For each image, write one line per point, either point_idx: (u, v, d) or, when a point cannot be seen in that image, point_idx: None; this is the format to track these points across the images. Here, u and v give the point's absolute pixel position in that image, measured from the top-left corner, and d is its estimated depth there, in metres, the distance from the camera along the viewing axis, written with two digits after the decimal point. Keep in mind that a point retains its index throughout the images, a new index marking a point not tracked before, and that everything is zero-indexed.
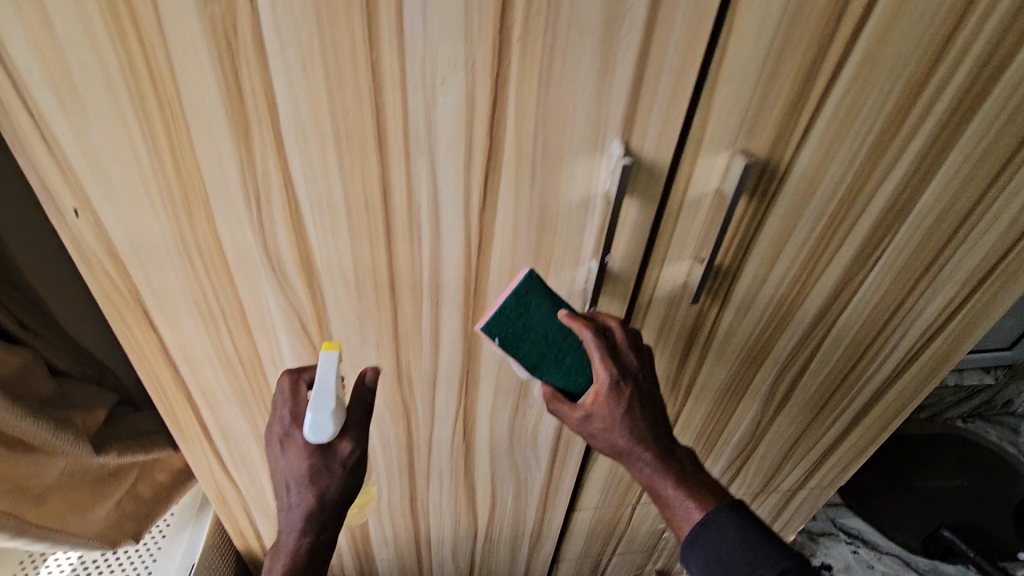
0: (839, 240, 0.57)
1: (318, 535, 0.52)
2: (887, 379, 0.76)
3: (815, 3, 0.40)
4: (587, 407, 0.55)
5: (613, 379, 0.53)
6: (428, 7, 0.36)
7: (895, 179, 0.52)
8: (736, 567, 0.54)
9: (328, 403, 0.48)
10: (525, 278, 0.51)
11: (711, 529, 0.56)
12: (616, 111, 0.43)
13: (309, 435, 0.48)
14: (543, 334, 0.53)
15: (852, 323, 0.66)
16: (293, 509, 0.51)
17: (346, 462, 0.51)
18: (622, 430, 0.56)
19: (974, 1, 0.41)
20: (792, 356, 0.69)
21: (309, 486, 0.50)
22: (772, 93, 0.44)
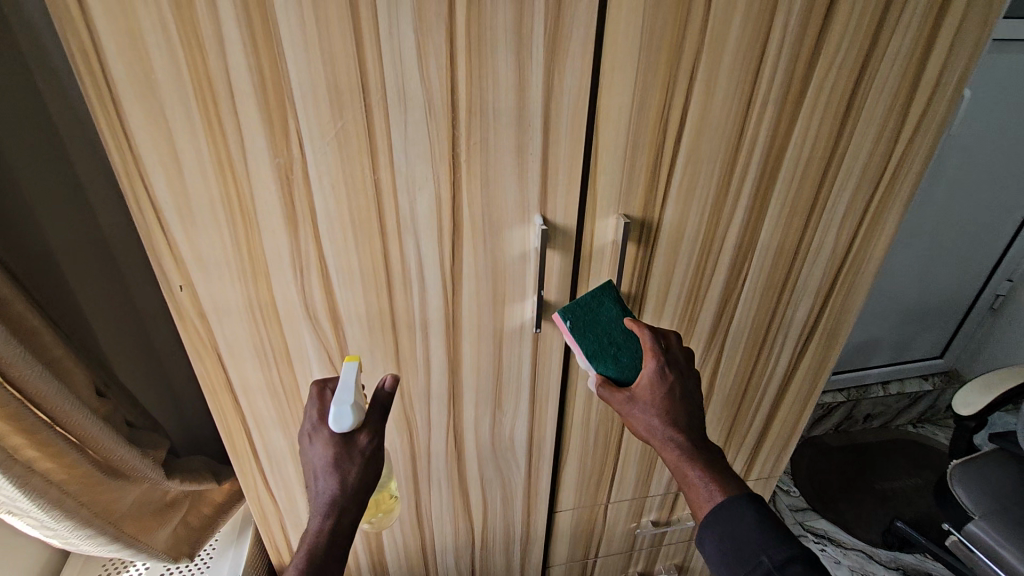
0: (712, 270, 0.79)
1: (340, 517, 0.65)
2: (787, 375, 0.97)
3: (647, 127, 0.65)
4: (632, 391, 0.73)
5: (657, 367, 0.73)
6: (408, 149, 0.60)
7: (737, 225, 0.76)
8: (749, 545, 0.67)
9: (349, 398, 0.66)
10: (601, 285, 0.74)
11: (727, 513, 0.68)
12: (533, 195, 0.66)
13: (332, 425, 0.66)
14: (606, 329, 0.74)
15: (741, 329, 0.87)
16: (320, 493, 0.65)
17: (363, 450, 0.68)
18: (655, 413, 0.72)
19: (748, 116, 0.66)
20: (704, 360, 0.90)
21: (334, 470, 0.65)
22: (634, 178, 0.68)
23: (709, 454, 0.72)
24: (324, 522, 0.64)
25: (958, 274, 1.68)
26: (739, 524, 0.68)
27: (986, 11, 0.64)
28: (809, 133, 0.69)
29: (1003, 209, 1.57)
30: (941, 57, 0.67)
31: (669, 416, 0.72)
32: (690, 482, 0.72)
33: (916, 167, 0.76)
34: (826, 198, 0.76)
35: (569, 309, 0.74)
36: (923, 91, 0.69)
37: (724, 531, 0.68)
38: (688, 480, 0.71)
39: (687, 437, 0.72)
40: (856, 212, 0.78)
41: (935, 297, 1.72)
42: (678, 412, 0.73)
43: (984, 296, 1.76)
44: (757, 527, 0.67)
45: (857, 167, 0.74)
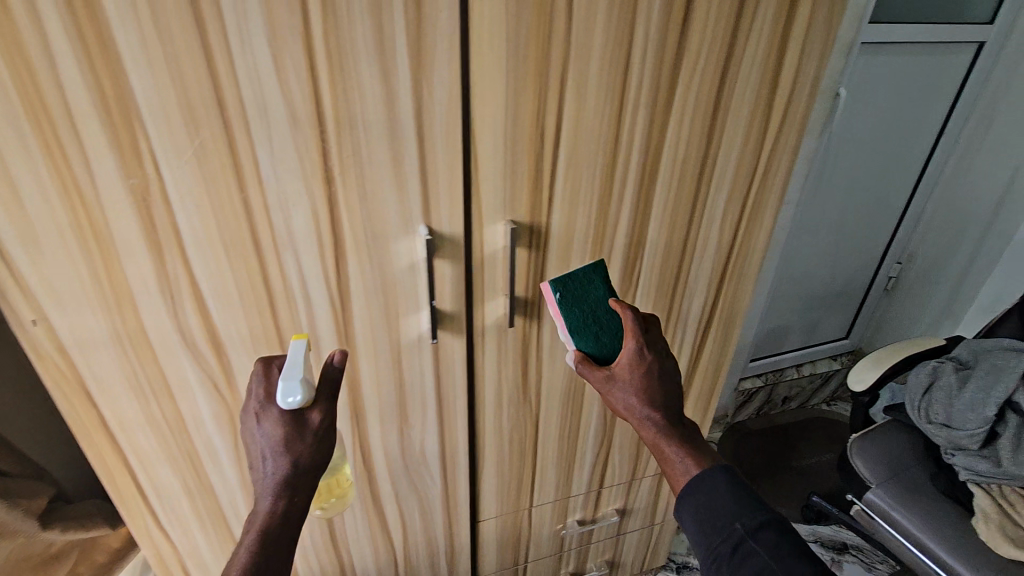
0: (605, 270, 0.81)
1: (291, 499, 0.65)
2: (690, 367, 1.00)
3: (523, 134, 0.66)
4: (612, 370, 0.77)
5: (636, 347, 0.76)
6: (275, 164, 0.59)
7: (624, 226, 0.78)
8: (723, 514, 0.78)
9: (297, 375, 0.64)
10: (591, 263, 0.78)
11: (704, 487, 0.80)
12: (415, 206, 0.66)
13: (279, 400, 0.63)
14: (592, 308, 0.78)
15: None
16: (269, 474, 0.64)
17: (314, 429, 0.66)
18: (632, 392, 0.76)
19: (621, 120, 0.69)
20: None
21: (283, 451, 0.64)
22: (517, 184, 0.69)
23: (681, 430, 0.77)
24: (276, 504, 0.64)
25: (853, 260, 1.81)
26: (716, 496, 0.79)
27: (828, 21, 0.70)
28: (681, 136, 0.73)
29: (886, 199, 1.71)
30: (794, 60, 0.72)
31: (644, 393, 0.76)
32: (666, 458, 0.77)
33: (784, 163, 0.81)
34: (705, 196, 0.80)
35: (559, 280, 0.77)
36: (782, 93, 0.74)
37: (700, 504, 0.80)
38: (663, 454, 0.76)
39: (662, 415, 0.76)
40: (734, 208, 0.83)
41: (835, 282, 1.84)
42: (653, 390, 0.76)
43: (878, 279, 1.91)
44: (731, 498, 0.79)
45: (731, 165, 0.78)
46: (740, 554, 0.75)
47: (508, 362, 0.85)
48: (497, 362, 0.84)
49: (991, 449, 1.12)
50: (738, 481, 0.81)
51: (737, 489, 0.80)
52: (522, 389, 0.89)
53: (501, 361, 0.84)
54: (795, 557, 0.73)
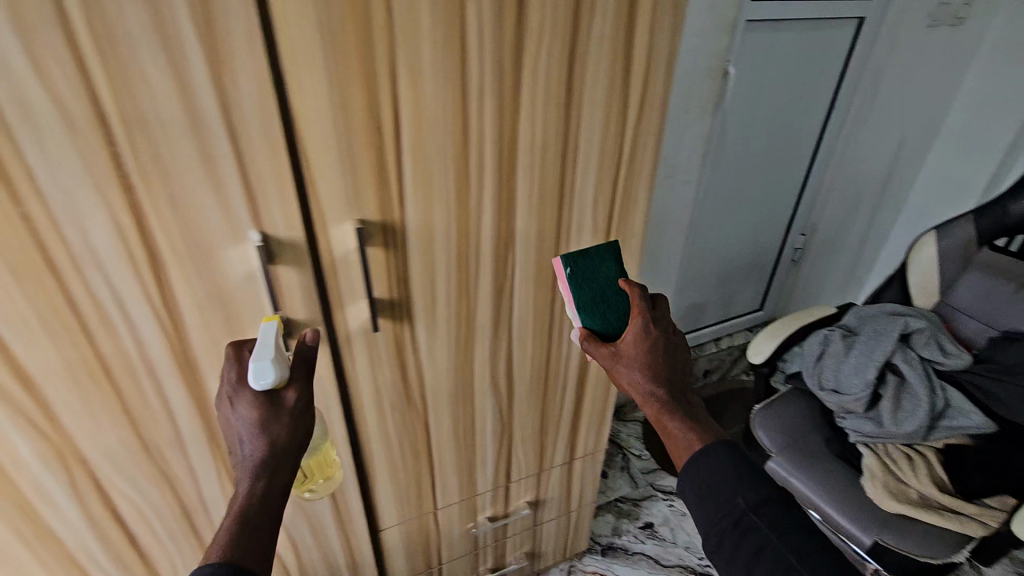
0: (475, 264, 0.78)
1: (270, 480, 0.62)
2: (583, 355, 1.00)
3: (357, 126, 0.61)
4: (619, 346, 0.78)
5: (642, 322, 0.79)
6: (55, 172, 0.51)
7: (489, 219, 0.75)
8: (726, 488, 0.70)
9: (268, 355, 0.61)
10: (599, 245, 0.84)
11: (707, 461, 0.71)
12: (241, 211, 0.60)
13: (251, 380, 0.59)
14: (603, 285, 0.83)
15: (524, 317, 0.87)
16: (247, 456, 0.62)
17: (290, 409, 0.64)
18: (637, 367, 0.77)
19: (467, 108, 0.65)
20: (495, 352, 0.89)
21: (259, 432, 0.61)
22: (359, 181, 0.64)
23: (686, 409, 0.77)
24: (256, 485, 0.61)
25: (759, 234, 1.86)
26: (717, 469, 0.71)
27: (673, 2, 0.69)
28: (536, 123, 0.70)
29: (786, 173, 1.75)
30: (643, 40, 0.70)
31: (650, 368, 0.78)
32: (670, 434, 0.75)
33: (650, 146, 0.80)
34: (571, 184, 0.78)
35: (570, 257, 0.82)
36: (636, 74, 0.72)
37: (700, 478, 0.72)
38: (668, 431, 0.75)
39: (667, 391, 0.77)
40: (604, 194, 0.81)
41: (745, 257, 1.89)
42: (657, 366, 0.78)
43: (786, 252, 1.96)
44: (733, 471, 0.70)
45: (594, 150, 0.76)
46: (742, 527, 0.66)
47: (383, 367, 0.81)
48: (370, 368, 0.80)
49: (874, 411, 1.14)
50: (739, 453, 0.72)
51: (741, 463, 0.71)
52: (404, 393, 0.85)
53: (375, 367, 0.80)
54: (797, 532, 0.65)
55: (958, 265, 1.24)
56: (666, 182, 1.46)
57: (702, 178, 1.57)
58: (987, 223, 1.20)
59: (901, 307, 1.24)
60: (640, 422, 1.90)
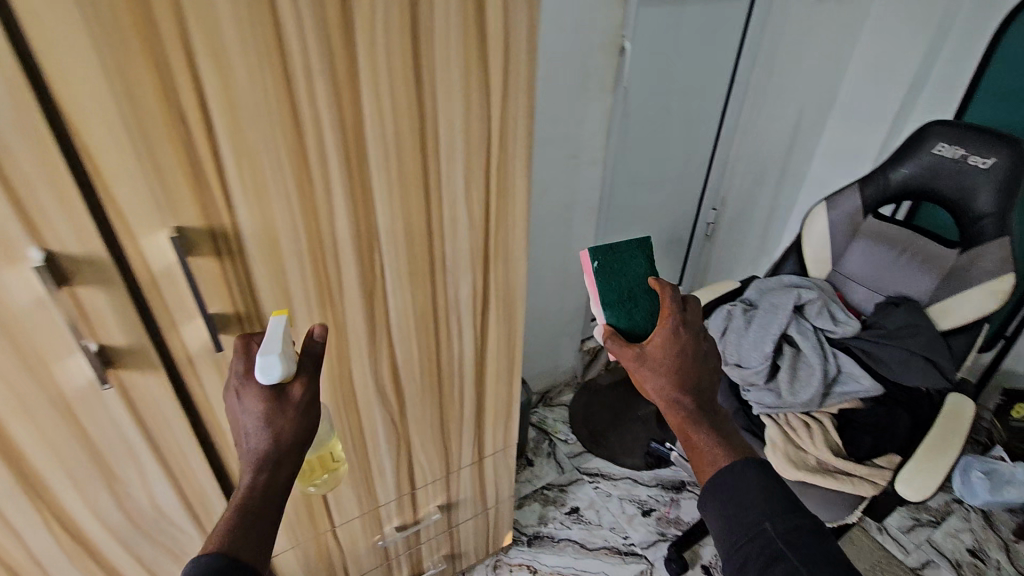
0: (335, 268, 0.70)
1: (274, 473, 0.64)
2: (478, 352, 0.94)
3: (153, 120, 0.52)
4: (644, 349, 0.88)
5: (672, 330, 0.88)
6: None
7: (344, 218, 0.67)
8: (752, 509, 0.74)
9: (275, 350, 0.61)
10: (622, 247, 0.96)
11: (736, 481, 0.78)
12: (11, 226, 0.50)
13: (258, 376, 0.60)
14: (631, 284, 0.95)
15: (404, 321, 0.81)
16: (251, 447, 0.63)
17: (296, 403, 0.65)
18: (662, 373, 0.87)
19: (293, 94, 0.57)
20: (375, 359, 0.82)
21: (265, 425, 0.63)
22: (168, 184, 0.55)
23: (712, 421, 0.86)
24: (257, 478, 0.63)
25: (671, 211, 1.86)
26: (746, 489, 0.77)
27: None
28: (383, 108, 0.62)
29: (693, 149, 1.75)
30: (498, 12, 0.64)
31: (675, 374, 0.87)
32: (695, 445, 0.84)
33: (521, 130, 0.74)
34: (436, 173, 0.71)
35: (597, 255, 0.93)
36: (495, 51, 0.66)
37: (727, 497, 0.77)
38: (689, 439, 0.85)
39: (692, 398, 0.86)
40: (476, 182, 0.75)
41: (658, 235, 1.90)
42: (684, 374, 0.87)
43: (699, 227, 1.98)
44: (764, 495, 0.75)
45: (458, 137, 0.70)
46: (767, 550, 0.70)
47: None
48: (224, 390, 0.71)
49: (773, 382, 1.15)
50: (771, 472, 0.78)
51: (773, 487, 0.76)
52: None
53: None
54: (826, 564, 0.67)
55: (847, 234, 1.27)
56: (571, 163, 1.42)
57: (609, 158, 1.54)
58: (871, 192, 1.24)
59: (798, 280, 1.26)
60: (566, 405, 1.88)
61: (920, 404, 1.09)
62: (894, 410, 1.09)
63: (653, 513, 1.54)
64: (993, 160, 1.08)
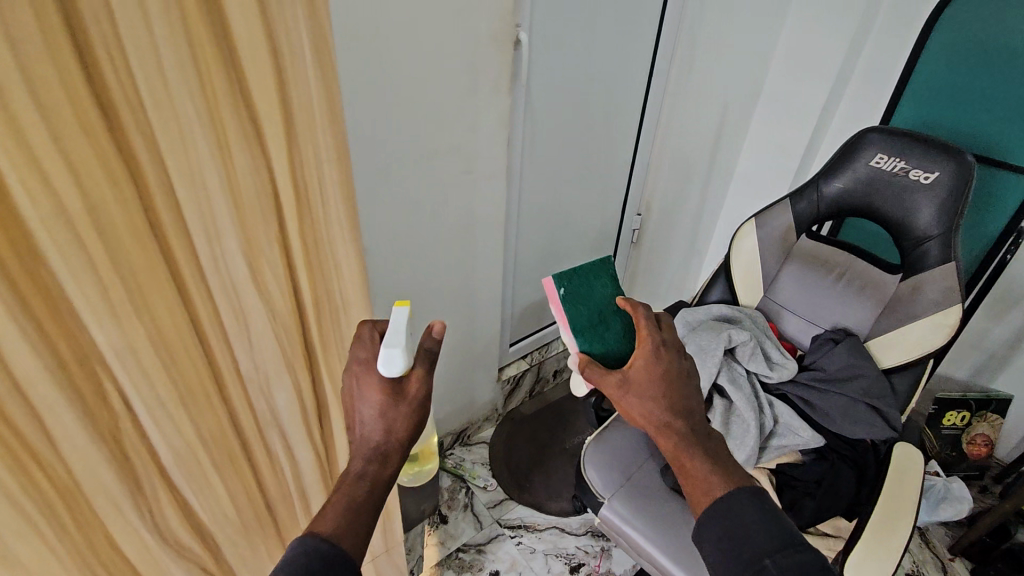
0: (34, 417, 0.44)
1: (385, 464, 0.63)
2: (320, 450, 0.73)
3: None
4: (627, 374, 0.78)
5: (651, 347, 0.79)
6: None
7: (23, 349, 0.42)
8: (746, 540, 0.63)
9: (398, 347, 0.62)
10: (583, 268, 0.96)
11: (727, 512, 0.66)
12: None
13: (382, 366, 0.62)
14: (597, 306, 0.95)
15: (188, 456, 0.56)
16: (365, 437, 0.63)
17: (409, 401, 0.65)
18: (648, 397, 0.76)
19: None
20: (154, 515, 0.56)
21: (382, 415, 0.63)
22: None
23: (705, 446, 0.73)
24: (366, 468, 0.62)
25: (591, 222, 1.66)
26: (739, 517, 0.65)
27: None
28: (49, 170, 0.40)
29: (613, 153, 1.55)
30: (258, 28, 0.48)
31: (662, 398, 0.75)
32: (690, 475, 0.71)
33: (325, 176, 0.57)
34: (197, 255, 0.50)
35: (559, 277, 0.93)
36: (261, 78, 0.49)
37: (719, 529, 0.65)
38: (686, 470, 0.72)
39: (683, 424, 0.74)
40: (272, 257, 0.55)
41: (578, 248, 1.69)
42: (671, 396, 0.76)
43: (623, 235, 1.78)
44: (759, 523, 0.64)
45: (209, 190, 0.49)
46: None
47: None
48: None
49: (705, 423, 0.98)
50: (772, 506, 0.65)
51: (770, 514, 0.65)
52: None
53: None
54: None
55: (778, 255, 1.12)
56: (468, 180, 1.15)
57: (514, 170, 1.30)
58: (804, 208, 1.08)
59: (728, 309, 1.10)
60: (485, 444, 1.66)
61: (865, 459, 0.95)
62: (838, 466, 0.93)
63: (582, 570, 1.37)
64: (936, 174, 0.93)
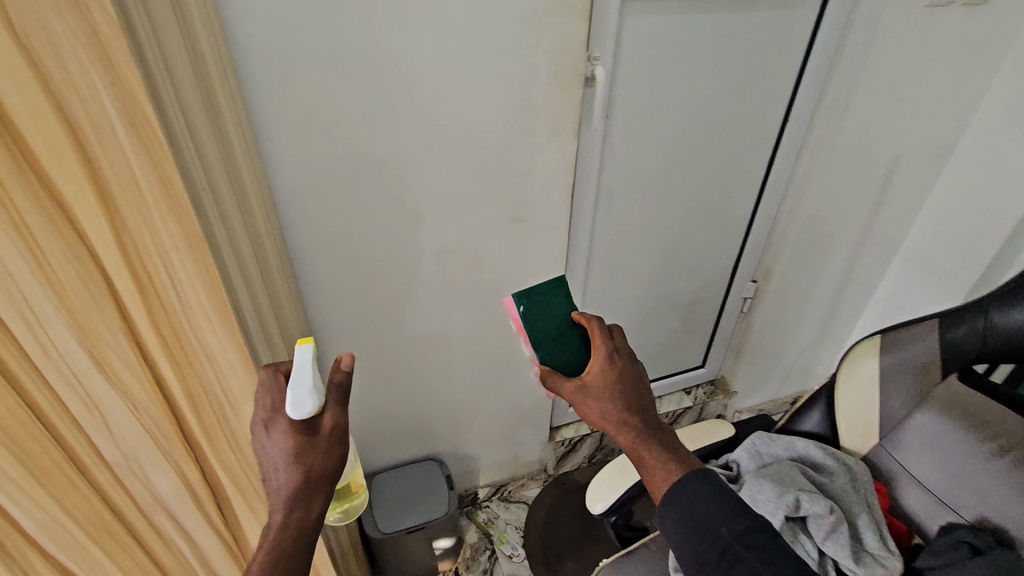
0: None
1: (307, 512, 0.51)
2: (224, 534, 0.62)
3: None
4: (583, 379, 0.70)
5: (608, 350, 0.71)
6: None
7: None
8: (710, 519, 0.64)
9: (308, 384, 0.50)
10: (557, 277, 0.77)
11: (686, 493, 0.67)
12: None
13: (289, 411, 0.50)
14: (567, 321, 0.75)
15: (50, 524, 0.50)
16: (280, 490, 0.50)
17: (327, 436, 0.52)
18: (608, 398, 0.69)
19: None
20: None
21: (296, 461, 0.50)
22: None
23: (663, 435, 0.71)
24: (290, 517, 0.49)
25: (689, 282, 1.41)
26: (700, 501, 0.66)
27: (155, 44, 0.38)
28: None
29: (726, 206, 1.28)
30: (39, 95, 0.32)
31: (621, 398, 0.69)
32: (648, 465, 0.70)
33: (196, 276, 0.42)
34: (26, 352, 0.40)
35: (523, 293, 0.74)
36: (66, 153, 0.34)
37: (683, 509, 0.66)
38: (644, 463, 0.70)
39: (642, 420, 0.69)
40: (117, 348, 0.43)
41: (669, 310, 1.44)
42: (629, 394, 0.70)
43: (731, 302, 1.49)
44: (715, 500, 0.65)
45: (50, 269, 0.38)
46: (729, 559, 0.62)
47: None
48: None
49: None
50: (719, 479, 0.67)
51: (722, 488, 0.66)
52: None
53: None
54: (786, 562, 0.60)
55: (912, 393, 0.81)
56: (517, 228, 1.02)
57: (584, 218, 1.12)
58: (960, 337, 0.77)
59: (819, 453, 0.83)
60: (526, 505, 1.50)
61: None
62: None
63: None
64: None
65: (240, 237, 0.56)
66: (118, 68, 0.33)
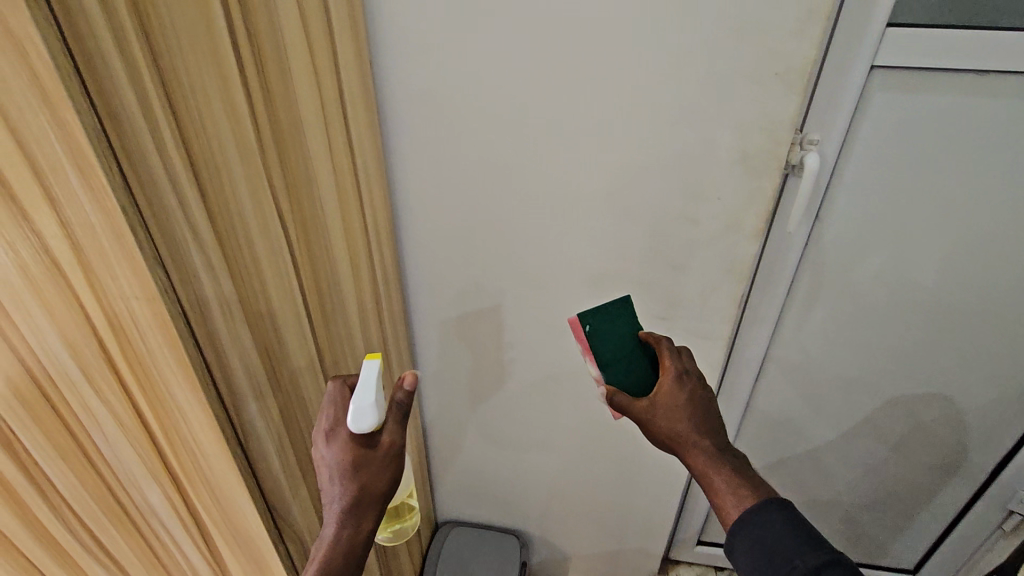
0: None
1: (359, 526, 0.50)
2: (213, 563, 0.60)
3: None
4: (652, 397, 0.62)
5: (678, 370, 0.63)
6: None
7: None
8: (782, 547, 0.53)
9: (371, 398, 0.49)
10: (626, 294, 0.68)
11: (756, 523, 0.55)
12: None
13: (352, 422, 0.49)
14: (630, 340, 0.66)
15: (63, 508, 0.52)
16: (333, 503, 0.49)
17: (383, 453, 0.51)
18: (682, 417, 0.61)
19: None
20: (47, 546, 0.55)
21: (351, 476, 0.49)
22: None
23: (741, 464, 0.59)
24: (340, 532, 0.49)
25: (911, 453, 1.00)
26: (770, 530, 0.54)
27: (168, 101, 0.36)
28: None
29: (999, 367, 0.87)
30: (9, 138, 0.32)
31: (691, 415, 0.61)
32: (716, 495, 0.58)
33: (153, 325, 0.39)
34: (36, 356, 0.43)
35: (588, 311, 0.65)
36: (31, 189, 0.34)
37: (750, 538, 0.54)
38: (712, 488, 0.58)
39: (715, 443, 0.60)
40: (103, 374, 0.43)
41: (872, 480, 1.07)
42: (701, 414, 0.61)
43: (983, 504, 1.03)
44: (790, 528, 0.54)
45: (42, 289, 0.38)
46: None
47: None
48: None
49: None
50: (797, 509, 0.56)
51: (799, 518, 0.55)
52: None
53: None
54: None
55: None
56: (658, 327, 0.83)
57: (759, 335, 0.87)
58: None
59: None
60: None
61: None
62: None
63: None
64: None
65: (297, 289, 0.55)
66: (58, 108, 0.30)
